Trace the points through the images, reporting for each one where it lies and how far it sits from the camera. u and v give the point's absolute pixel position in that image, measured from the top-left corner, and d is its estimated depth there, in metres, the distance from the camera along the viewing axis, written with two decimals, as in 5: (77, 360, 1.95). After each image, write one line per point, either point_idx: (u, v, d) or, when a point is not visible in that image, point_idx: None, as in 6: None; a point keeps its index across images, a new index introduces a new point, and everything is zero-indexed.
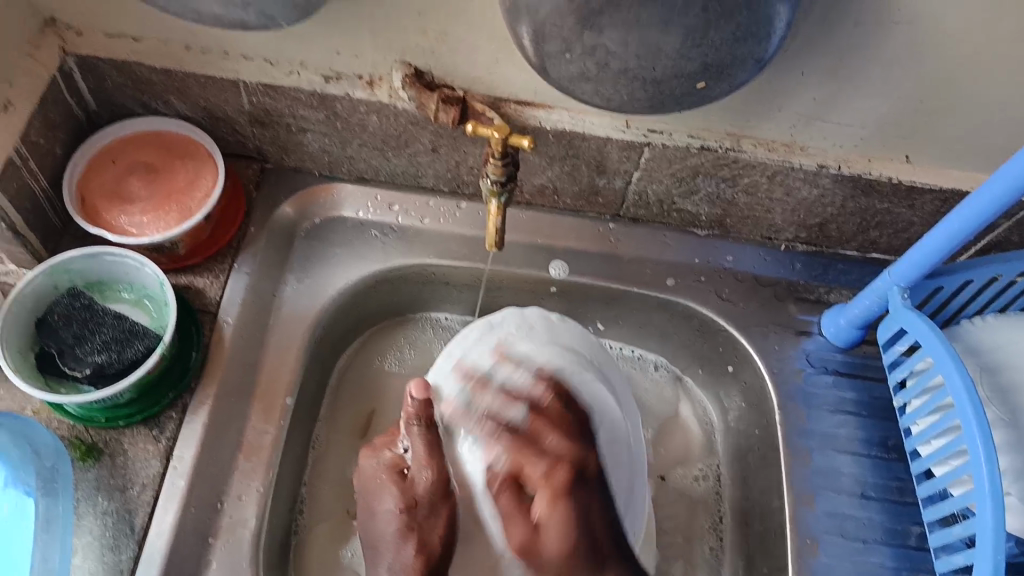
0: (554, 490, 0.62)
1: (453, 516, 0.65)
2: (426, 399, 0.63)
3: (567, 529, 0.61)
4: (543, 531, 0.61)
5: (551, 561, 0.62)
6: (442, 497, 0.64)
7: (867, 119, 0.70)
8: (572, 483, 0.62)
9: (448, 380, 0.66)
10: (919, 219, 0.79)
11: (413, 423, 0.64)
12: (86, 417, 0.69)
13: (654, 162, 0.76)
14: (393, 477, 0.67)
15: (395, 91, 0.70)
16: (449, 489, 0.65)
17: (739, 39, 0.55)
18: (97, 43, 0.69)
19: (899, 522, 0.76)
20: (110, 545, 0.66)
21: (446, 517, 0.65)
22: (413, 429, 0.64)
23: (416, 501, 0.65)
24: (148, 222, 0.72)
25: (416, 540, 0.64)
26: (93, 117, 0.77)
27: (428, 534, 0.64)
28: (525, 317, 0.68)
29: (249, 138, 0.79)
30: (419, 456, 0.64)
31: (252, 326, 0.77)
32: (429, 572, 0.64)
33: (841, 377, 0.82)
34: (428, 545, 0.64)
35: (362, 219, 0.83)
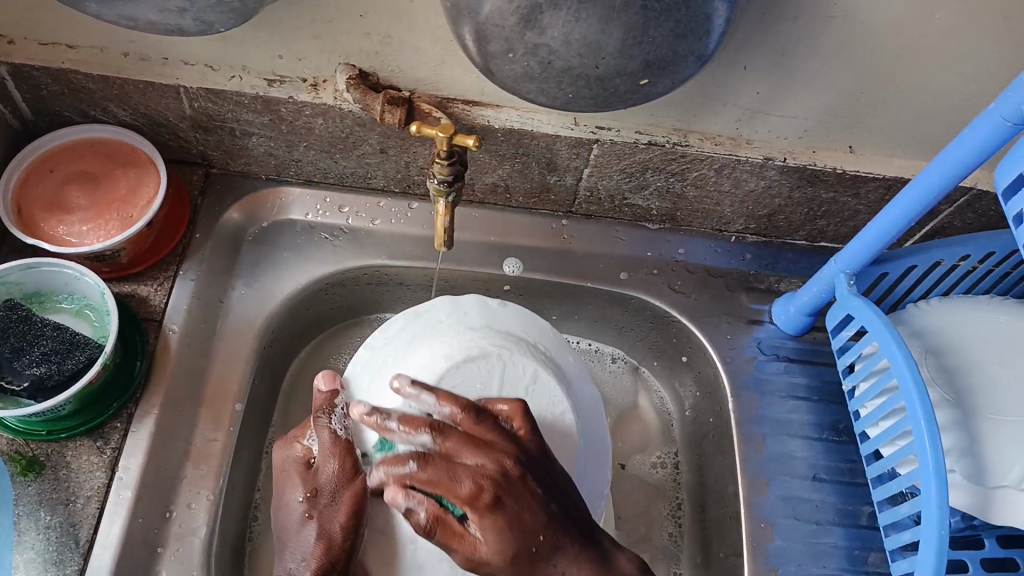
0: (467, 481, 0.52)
1: (359, 509, 0.59)
2: (334, 391, 0.62)
3: (494, 536, 0.52)
4: (491, 504, 0.53)
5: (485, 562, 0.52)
6: (345, 485, 0.60)
7: (809, 112, 0.71)
8: (498, 475, 0.53)
9: (369, 370, 0.62)
10: (864, 207, 0.81)
11: (319, 414, 0.61)
12: (26, 430, 0.67)
13: (604, 158, 0.76)
14: (300, 469, 0.63)
15: (340, 93, 0.69)
16: (357, 471, 0.60)
17: (679, 36, 0.55)
18: (31, 52, 0.67)
19: (851, 502, 0.77)
20: (53, 560, 0.64)
21: (348, 504, 0.59)
22: (319, 420, 0.61)
23: (320, 490, 0.60)
24: (89, 230, 0.70)
25: (316, 530, 0.59)
26: (29, 125, 0.75)
27: (328, 525, 0.59)
28: (460, 306, 0.65)
29: (193, 143, 0.78)
30: (325, 447, 0.61)
31: (201, 333, 0.75)
32: (328, 565, 0.58)
33: (793, 364, 0.84)
34: (329, 533, 0.59)
35: (312, 222, 0.82)
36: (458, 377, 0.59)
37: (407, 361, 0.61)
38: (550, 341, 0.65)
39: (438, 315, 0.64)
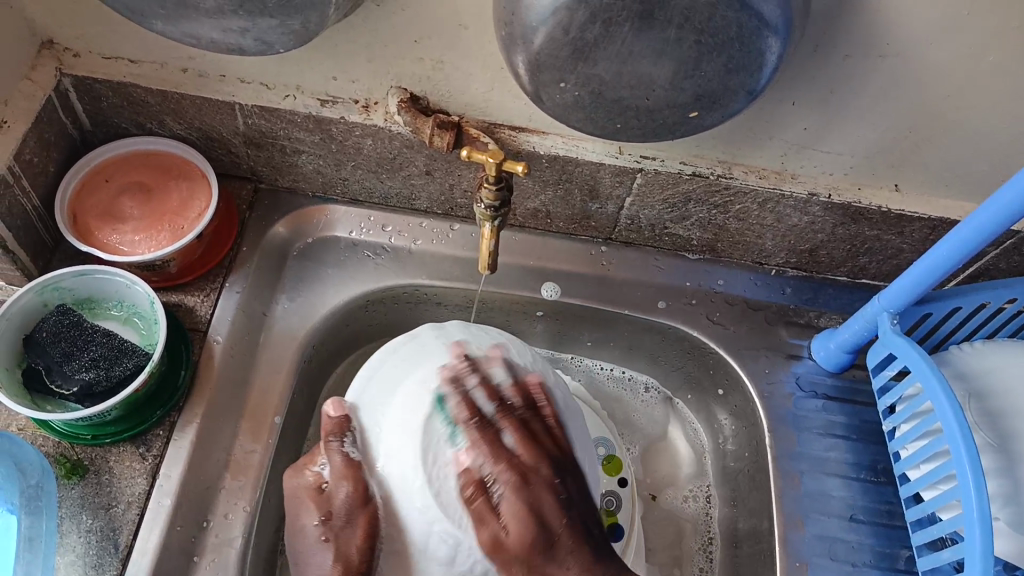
0: (519, 513, 0.55)
1: (374, 534, 0.58)
2: (344, 416, 0.62)
3: (542, 527, 0.56)
4: (507, 525, 0.55)
5: (518, 542, 0.55)
6: (359, 508, 0.58)
7: (856, 149, 0.70)
8: (520, 483, 0.56)
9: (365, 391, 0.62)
10: (908, 246, 0.80)
11: (331, 437, 0.60)
12: (71, 434, 0.68)
13: (647, 188, 0.77)
14: (312, 493, 0.60)
15: (390, 116, 0.70)
16: (368, 495, 0.58)
17: (731, 70, 0.56)
18: (94, 65, 0.69)
19: (889, 546, 0.76)
20: (93, 564, 0.65)
21: (365, 525, 0.57)
22: (331, 443, 0.60)
23: (335, 514, 0.58)
24: (141, 240, 0.72)
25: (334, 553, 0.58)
26: (88, 136, 0.77)
27: (346, 548, 0.57)
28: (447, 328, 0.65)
29: (243, 158, 0.79)
30: (337, 469, 0.59)
31: (243, 346, 0.76)
32: None
33: (831, 401, 0.83)
34: (347, 555, 0.57)
35: (355, 240, 0.83)
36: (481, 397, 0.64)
37: (403, 386, 0.60)
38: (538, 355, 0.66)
39: (425, 337, 0.64)
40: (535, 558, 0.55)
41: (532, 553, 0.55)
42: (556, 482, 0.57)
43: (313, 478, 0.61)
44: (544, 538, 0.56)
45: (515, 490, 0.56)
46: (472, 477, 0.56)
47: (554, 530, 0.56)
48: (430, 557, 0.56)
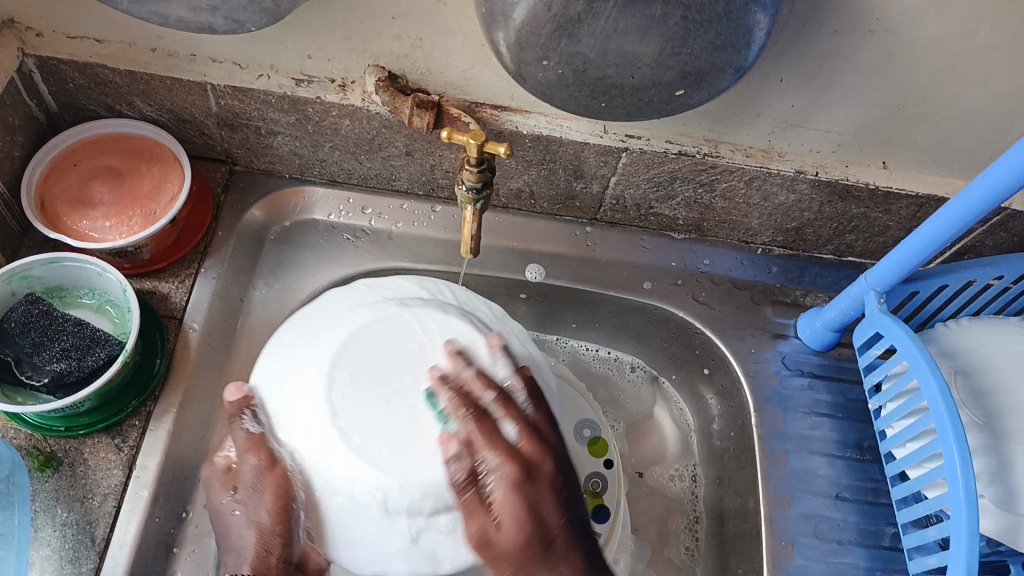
0: (511, 494, 0.56)
1: (285, 495, 0.58)
2: (245, 396, 0.61)
3: (532, 513, 0.57)
4: (501, 526, 0.56)
5: (505, 549, 0.56)
6: (267, 474, 0.58)
7: (844, 126, 0.69)
8: (523, 480, 0.57)
9: (269, 367, 0.62)
10: (894, 223, 0.79)
11: (236, 415, 0.60)
12: (44, 426, 0.66)
13: (632, 166, 0.75)
14: (224, 477, 0.61)
15: (368, 95, 0.68)
16: (276, 458, 0.58)
17: (719, 47, 0.54)
18: (58, 46, 0.66)
19: (874, 523, 0.76)
20: (69, 558, 0.64)
21: (274, 489, 0.58)
22: (236, 421, 0.60)
23: (242, 487, 0.59)
24: (112, 226, 0.70)
25: (245, 519, 0.60)
26: (54, 118, 0.74)
27: (257, 514, 0.58)
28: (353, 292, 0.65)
29: (217, 141, 0.77)
30: (242, 445, 0.59)
31: (221, 333, 0.75)
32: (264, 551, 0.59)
33: (817, 380, 0.82)
34: (259, 522, 0.58)
35: (334, 222, 0.81)
36: (393, 347, 0.59)
37: (330, 324, 0.62)
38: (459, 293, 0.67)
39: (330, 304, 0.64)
40: (535, 555, 0.57)
41: (519, 488, 0.57)
42: (557, 482, 0.58)
43: (222, 461, 0.61)
44: (535, 523, 0.57)
45: (518, 483, 0.57)
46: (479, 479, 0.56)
47: (540, 503, 0.57)
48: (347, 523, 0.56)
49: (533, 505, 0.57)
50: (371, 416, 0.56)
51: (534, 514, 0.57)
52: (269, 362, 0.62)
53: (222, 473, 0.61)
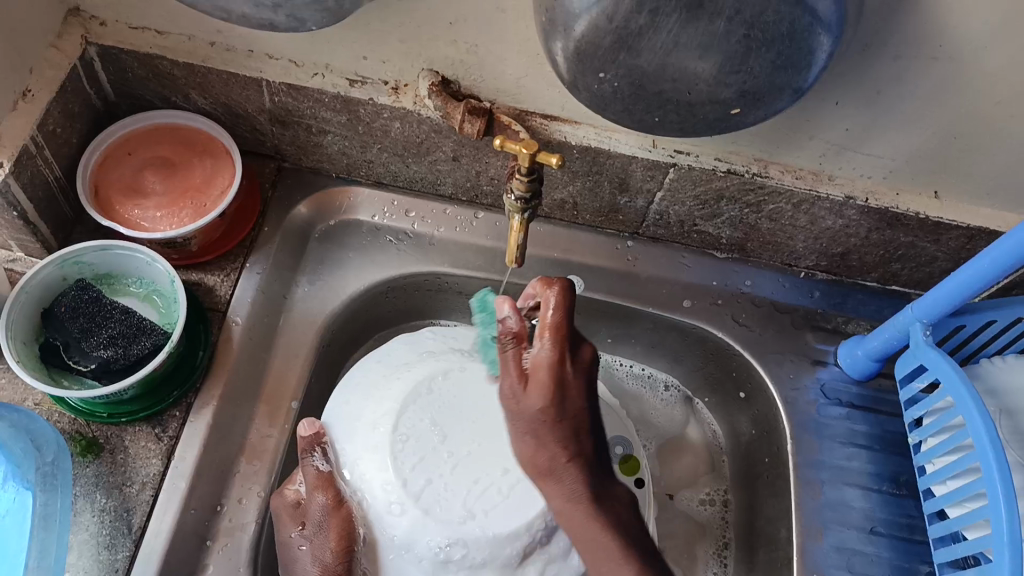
0: (547, 372, 0.60)
1: (347, 535, 0.64)
2: (317, 434, 0.68)
3: (549, 425, 0.61)
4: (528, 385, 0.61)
5: (531, 416, 0.61)
6: (332, 512, 0.64)
7: (897, 152, 0.68)
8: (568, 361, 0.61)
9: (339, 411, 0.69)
10: (942, 254, 0.78)
11: (308, 454, 0.66)
12: (87, 410, 0.68)
13: (679, 183, 0.75)
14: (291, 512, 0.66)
15: (421, 99, 0.69)
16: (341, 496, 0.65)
17: (779, 67, 0.53)
18: (121, 35, 0.68)
19: (908, 560, 0.74)
20: (106, 544, 0.64)
21: (338, 528, 0.64)
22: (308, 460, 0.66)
23: (309, 523, 0.65)
24: (162, 217, 0.71)
25: (312, 555, 0.64)
26: (111, 107, 0.76)
27: (320, 552, 0.64)
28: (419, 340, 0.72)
29: (268, 137, 0.78)
30: (311, 482, 0.65)
31: (262, 328, 0.75)
32: None
33: (856, 410, 0.81)
34: (322, 560, 0.63)
35: (378, 224, 0.81)
36: (455, 400, 0.66)
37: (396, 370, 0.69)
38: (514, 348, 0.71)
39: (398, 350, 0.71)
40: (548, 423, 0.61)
41: (561, 365, 0.61)
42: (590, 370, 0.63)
43: (292, 495, 0.66)
44: (555, 440, 0.61)
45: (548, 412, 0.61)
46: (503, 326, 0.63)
47: (572, 407, 0.61)
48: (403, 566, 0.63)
49: (538, 433, 0.61)
50: (427, 464, 0.63)
51: (545, 406, 0.60)
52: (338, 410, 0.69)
53: (291, 507, 0.66)
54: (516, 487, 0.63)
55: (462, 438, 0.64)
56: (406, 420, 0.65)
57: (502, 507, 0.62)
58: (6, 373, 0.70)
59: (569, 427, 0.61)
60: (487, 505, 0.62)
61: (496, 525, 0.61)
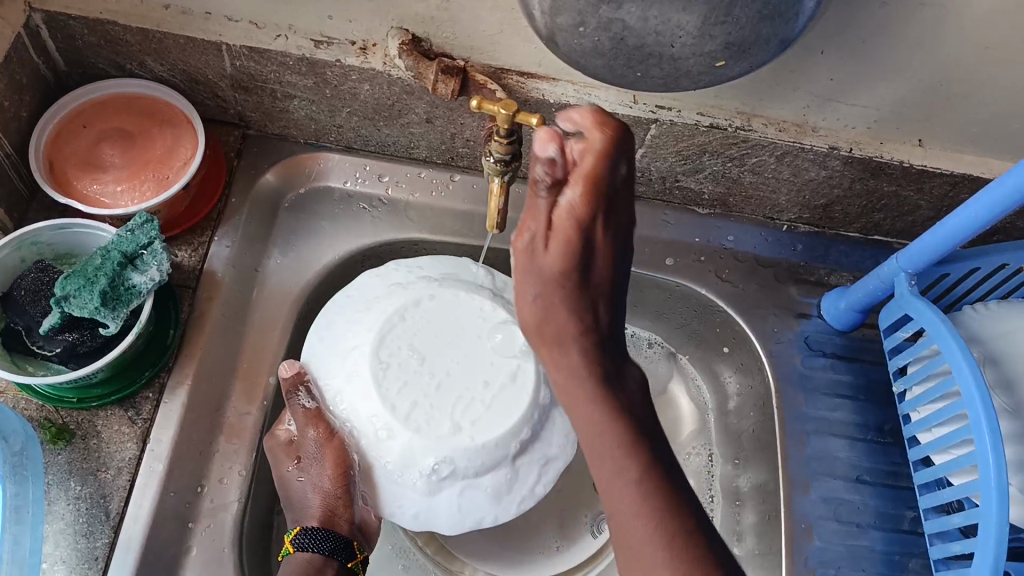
0: (575, 231, 0.45)
1: (343, 463, 0.66)
2: (297, 373, 0.67)
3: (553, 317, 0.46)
4: (551, 246, 0.45)
5: (546, 277, 0.45)
6: (326, 444, 0.66)
7: (882, 102, 0.67)
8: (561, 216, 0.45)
9: (316, 352, 0.68)
10: (925, 203, 0.77)
11: (296, 394, 0.66)
12: (56, 397, 0.65)
13: (661, 139, 0.73)
14: (286, 450, 0.67)
15: (390, 59, 0.65)
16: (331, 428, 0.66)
17: (767, 18, 0.51)
18: (68, 0, 0.64)
19: (893, 507, 0.75)
20: (84, 532, 0.62)
21: (333, 458, 0.65)
22: (295, 401, 0.66)
23: (304, 456, 0.66)
24: (123, 192, 0.68)
25: (310, 485, 0.66)
26: (61, 76, 0.71)
27: (319, 480, 0.66)
28: (385, 273, 0.72)
29: (230, 103, 0.74)
30: (302, 419, 0.66)
31: (235, 303, 0.73)
32: (330, 511, 0.67)
33: (838, 360, 0.81)
34: (321, 487, 0.66)
35: (350, 190, 0.79)
36: (429, 324, 0.68)
37: (370, 304, 0.69)
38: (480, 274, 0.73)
39: (369, 286, 0.71)
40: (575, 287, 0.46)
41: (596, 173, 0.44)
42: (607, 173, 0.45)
43: (284, 434, 0.68)
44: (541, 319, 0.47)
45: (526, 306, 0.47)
46: (541, 171, 0.45)
47: (596, 274, 0.46)
48: (396, 492, 0.64)
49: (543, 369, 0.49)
50: (413, 386, 0.65)
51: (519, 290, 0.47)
52: (315, 351, 0.69)
53: (284, 445, 0.67)
54: (499, 394, 0.65)
55: (441, 357, 0.66)
56: (385, 348, 0.66)
57: (490, 413, 0.64)
58: None
59: (585, 291, 0.46)
60: (475, 415, 0.64)
61: (483, 433, 0.63)
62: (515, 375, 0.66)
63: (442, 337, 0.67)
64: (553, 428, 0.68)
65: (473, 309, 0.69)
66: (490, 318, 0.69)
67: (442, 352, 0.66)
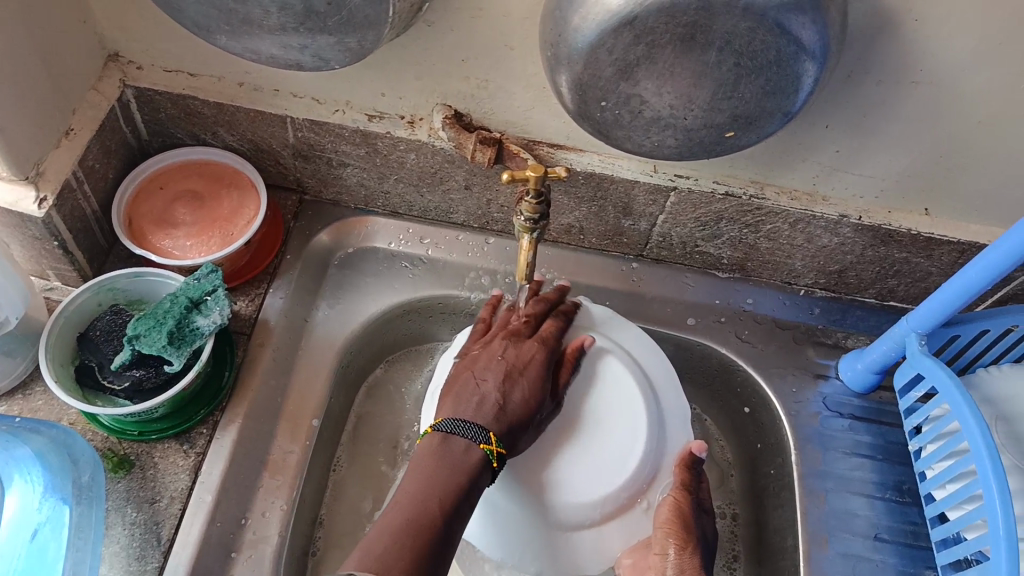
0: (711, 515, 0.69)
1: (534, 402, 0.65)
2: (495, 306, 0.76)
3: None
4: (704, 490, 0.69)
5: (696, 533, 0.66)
6: (533, 367, 0.66)
7: (886, 172, 0.72)
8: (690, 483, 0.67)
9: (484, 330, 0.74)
10: (936, 270, 0.81)
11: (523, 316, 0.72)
12: (119, 429, 0.72)
13: (679, 207, 0.79)
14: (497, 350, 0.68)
15: (435, 131, 0.73)
16: (544, 357, 0.68)
17: (769, 93, 0.57)
18: (155, 78, 0.73)
19: (913, 566, 0.76)
20: (136, 555, 0.67)
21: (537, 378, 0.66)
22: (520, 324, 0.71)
23: (518, 368, 0.66)
24: (192, 246, 0.75)
25: (513, 391, 0.64)
26: (144, 145, 0.80)
27: (517, 391, 0.64)
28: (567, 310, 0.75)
29: (290, 171, 0.83)
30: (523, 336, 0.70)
31: (285, 351, 0.79)
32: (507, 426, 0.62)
33: (858, 422, 0.84)
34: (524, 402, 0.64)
35: (394, 250, 0.86)
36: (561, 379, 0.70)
37: None
38: (646, 359, 0.73)
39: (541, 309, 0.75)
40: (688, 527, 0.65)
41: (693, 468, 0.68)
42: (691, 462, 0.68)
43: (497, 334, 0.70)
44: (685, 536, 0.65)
45: (684, 558, 0.64)
46: (691, 460, 0.68)
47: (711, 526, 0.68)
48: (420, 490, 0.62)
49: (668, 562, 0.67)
50: None
51: (677, 540, 0.65)
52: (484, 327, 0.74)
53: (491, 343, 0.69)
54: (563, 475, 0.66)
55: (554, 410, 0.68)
56: None
57: (567, 477, 0.66)
58: (42, 394, 0.73)
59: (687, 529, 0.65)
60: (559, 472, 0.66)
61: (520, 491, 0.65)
62: (617, 468, 0.66)
63: (580, 396, 0.69)
64: (608, 534, 0.67)
65: (622, 396, 0.69)
66: (621, 406, 0.69)
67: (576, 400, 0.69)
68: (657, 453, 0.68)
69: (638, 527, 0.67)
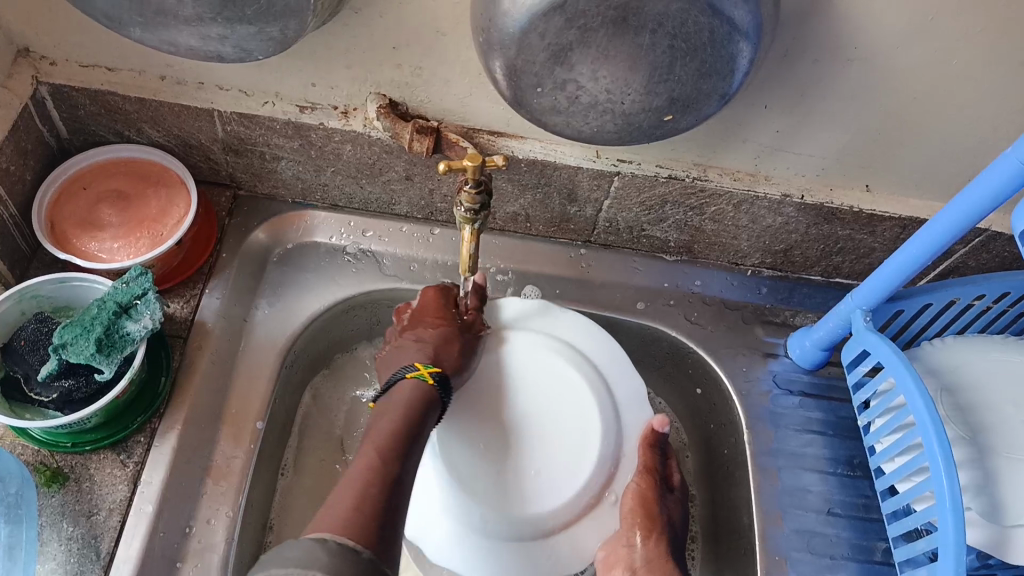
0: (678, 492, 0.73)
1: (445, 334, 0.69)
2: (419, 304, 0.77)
3: (666, 566, 0.69)
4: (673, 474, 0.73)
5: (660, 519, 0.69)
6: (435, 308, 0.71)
7: (827, 150, 0.72)
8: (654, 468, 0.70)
9: None
10: (879, 245, 0.82)
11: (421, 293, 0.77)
12: (50, 441, 0.68)
13: (624, 191, 0.78)
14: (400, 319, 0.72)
15: (370, 122, 0.71)
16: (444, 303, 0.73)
17: (705, 75, 0.56)
18: (71, 73, 0.69)
19: (865, 538, 0.77)
20: (74, 572, 0.65)
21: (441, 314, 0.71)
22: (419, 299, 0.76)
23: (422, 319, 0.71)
24: (119, 247, 0.72)
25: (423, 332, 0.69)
26: (65, 143, 0.77)
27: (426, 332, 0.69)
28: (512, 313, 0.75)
29: (223, 166, 0.80)
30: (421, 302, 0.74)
31: (225, 353, 0.76)
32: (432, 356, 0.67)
33: (807, 398, 0.84)
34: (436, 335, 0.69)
35: (336, 245, 0.83)
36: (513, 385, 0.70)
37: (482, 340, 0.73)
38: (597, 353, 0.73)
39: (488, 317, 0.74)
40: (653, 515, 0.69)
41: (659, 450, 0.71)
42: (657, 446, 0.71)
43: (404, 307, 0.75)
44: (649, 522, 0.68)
45: (649, 547, 0.68)
46: (658, 443, 0.71)
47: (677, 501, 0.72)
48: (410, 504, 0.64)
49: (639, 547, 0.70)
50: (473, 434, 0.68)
51: (641, 532, 0.68)
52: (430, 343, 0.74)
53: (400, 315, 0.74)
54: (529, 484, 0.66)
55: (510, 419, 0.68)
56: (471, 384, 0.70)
57: (533, 485, 0.66)
58: None
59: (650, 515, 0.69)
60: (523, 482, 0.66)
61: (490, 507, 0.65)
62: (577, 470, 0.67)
63: (534, 398, 0.70)
64: (580, 536, 0.67)
65: (574, 393, 0.70)
66: (574, 406, 0.69)
67: (532, 405, 0.69)
68: (616, 446, 0.69)
69: (609, 520, 0.68)
